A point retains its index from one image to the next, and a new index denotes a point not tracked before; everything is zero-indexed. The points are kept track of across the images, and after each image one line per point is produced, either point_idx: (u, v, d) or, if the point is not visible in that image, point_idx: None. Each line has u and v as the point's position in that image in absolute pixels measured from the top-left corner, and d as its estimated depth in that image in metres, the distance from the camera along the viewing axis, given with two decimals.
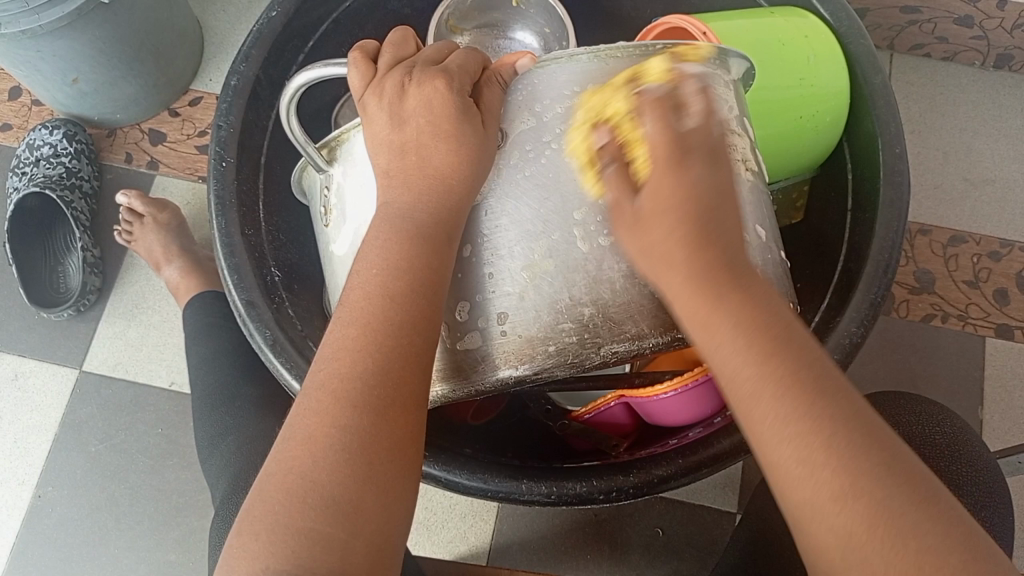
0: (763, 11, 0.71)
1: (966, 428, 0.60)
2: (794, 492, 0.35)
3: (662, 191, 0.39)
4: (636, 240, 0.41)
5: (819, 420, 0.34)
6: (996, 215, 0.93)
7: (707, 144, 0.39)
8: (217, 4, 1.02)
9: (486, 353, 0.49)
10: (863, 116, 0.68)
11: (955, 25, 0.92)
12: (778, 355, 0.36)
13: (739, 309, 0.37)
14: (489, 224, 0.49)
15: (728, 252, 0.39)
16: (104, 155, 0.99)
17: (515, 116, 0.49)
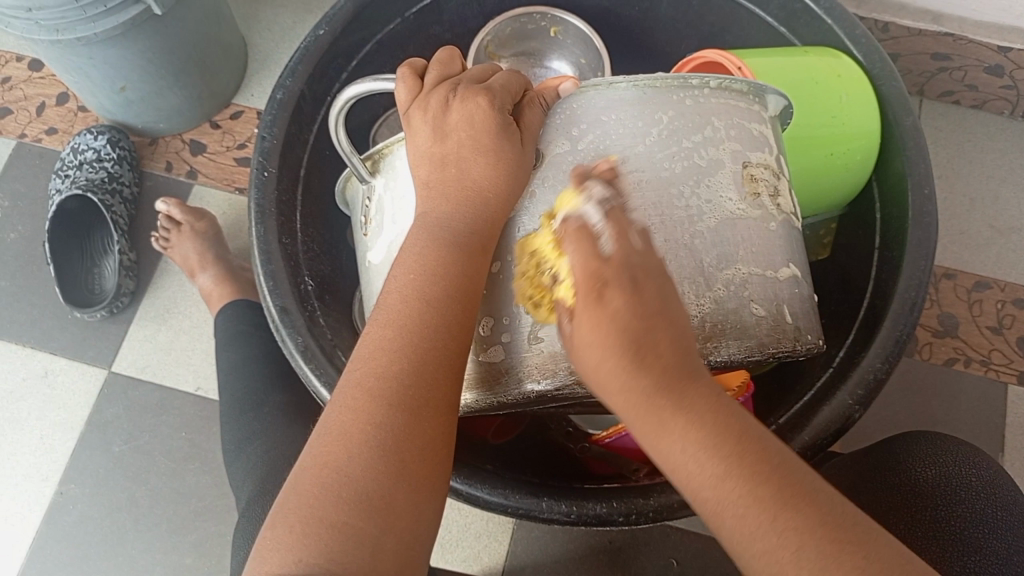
0: (797, 49, 0.72)
1: (998, 470, 0.61)
2: (754, 570, 0.35)
3: (596, 322, 0.36)
4: (575, 340, 0.38)
5: (771, 504, 0.35)
6: (1021, 263, 0.94)
7: (632, 267, 0.37)
8: (261, 23, 1.05)
9: (513, 366, 0.50)
10: (892, 157, 0.69)
11: (985, 74, 0.93)
12: (736, 459, 0.36)
13: (687, 412, 0.36)
14: (521, 240, 0.49)
15: (685, 362, 0.37)
16: (145, 162, 1.01)
17: (552, 138, 0.50)
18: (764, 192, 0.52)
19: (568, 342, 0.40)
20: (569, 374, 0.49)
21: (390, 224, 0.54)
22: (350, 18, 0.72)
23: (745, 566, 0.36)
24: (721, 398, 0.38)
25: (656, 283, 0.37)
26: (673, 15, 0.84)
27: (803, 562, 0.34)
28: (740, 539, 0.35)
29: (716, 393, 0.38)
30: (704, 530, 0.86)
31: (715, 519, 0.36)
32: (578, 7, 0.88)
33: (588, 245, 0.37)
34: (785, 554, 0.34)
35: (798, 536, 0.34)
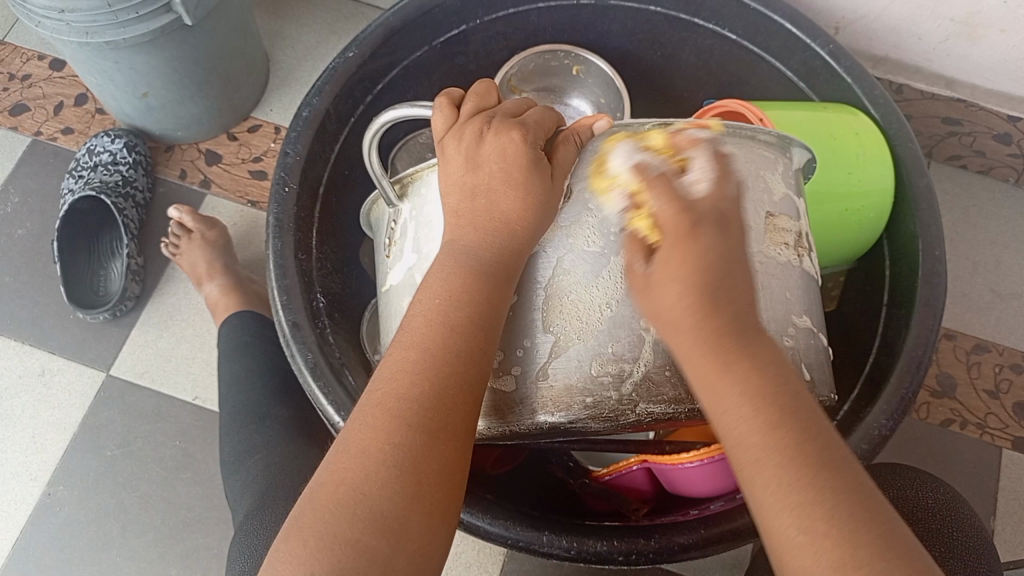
0: (816, 105, 0.73)
1: (961, 501, 0.58)
2: (792, 560, 0.35)
3: (677, 258, 0.39)
4: (648, 300, 0.40)
5: (822, 490, 0.35)
6: (1020, 328, 0.95)
7: (716, 209, 0.40)
8: (285, 41, 1.06)
9: (526, 395, 0.50)
10: (905, 216, 0.70)
11: (994, 141, 0.95)
12: (783, 427, 0.37)
13: (747, 380, 0.38)
14: (545, 275, 0.50)
15: (744, 321, 0.39)
16: (160, 168, 1.02)
17: (578, 176, 0.51)
18: (784, 243, 0.53)
19: (639, 284, 0.41)
20: (582, 408, 0.50)
21: (412, 250, 0.54)
22: (380, 43, 0.73)
23: (784, 565, 0.36)
24: (784, 372, 0.39)
25: (718, 230, 0.40)
26: (694, 62, 0.85)
27: (841, 555, 0.34)
28: (778, 517, 0.36)
29: (779, 361, 0.39)
30: (695, 574, 0.86)
31: (756, 500, 0.37)
32: (603, 48, 0.89)
33: (675, 191, 0.41)
34: (828, 547, 0.34)
35: (839, 532, 0.35)
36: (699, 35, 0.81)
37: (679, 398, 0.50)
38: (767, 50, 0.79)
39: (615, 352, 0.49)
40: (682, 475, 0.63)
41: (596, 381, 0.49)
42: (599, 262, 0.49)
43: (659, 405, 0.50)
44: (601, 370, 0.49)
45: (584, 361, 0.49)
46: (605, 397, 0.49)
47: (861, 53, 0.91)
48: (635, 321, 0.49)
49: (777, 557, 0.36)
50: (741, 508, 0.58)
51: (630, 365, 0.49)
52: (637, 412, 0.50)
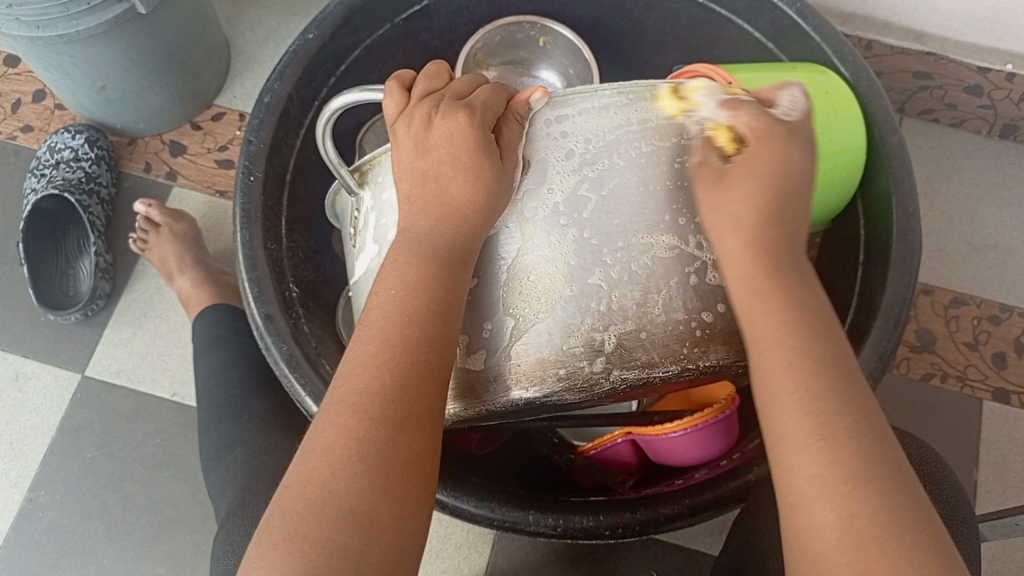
0: (785, 66, 0.72)
1: (932, 451, 0.58)
2: (802, 468, 0.38)
3: (762, 158, 0.44)
4: (712, 204, 0.45)
5: (849, 409, 0.39)
6: (996, 279, 0.95)
7: (795, 133, 0.46)
8: (245, 25, 1.04)
9: (498, 372, 0.50)
10: (879, 173, 0.69)
11: (965, 93, 0.95)
12: (817, 342, 0.40)
13: (783, 293, 0.42)
14: (508, 254, 0.49)
15: (789, 248, 0.44)
16: (123, 162, 1.00)
17: (536, 147, 0.49)
18: None
19: (710, 187, 0.46)
20: (556, 380, 0.49)
21: (373, 240, 0.53)
22: (340, 22, 0.71)
23: (791, 471, 0.39)
24: (815, 298, 0.43)
25: (807, 152, 0.45)
26: (661, 27, 0.84)
27: (850, 467, 0.37)
28: (796, 425, 0.39)
29: (815, 296, 0.43)
30: (684, 541, 0.87)
31: (773, 406, 0.40)
32: (567, 18, 0.88)
33: (767, 120, 0.45)
34: (842, 455, 0.37)
35: (855, 447, 0.38)
36: (665, 0, 0.80)
37: (652, 362, 0.50)
38: (734, 12, 0.77)
39: (586, 324, 0.48)
40: (666, 445, 0.63)
41: (569, 354, 0.49)
42: (559, 237, 0.48)
43: (633, 370, 0.50)
44: (572, 343, 0.49)
45: (554, 335, 0.49)
46: (579, 367, 0.49)
47: (829, 10, 0.90)
48: (601, 292, 0.48)
49: (786, 465, 0.39)
50: (724, 474, 0.58)
51: (600, 335, 0.49)
52: (611, 379, 0.50)
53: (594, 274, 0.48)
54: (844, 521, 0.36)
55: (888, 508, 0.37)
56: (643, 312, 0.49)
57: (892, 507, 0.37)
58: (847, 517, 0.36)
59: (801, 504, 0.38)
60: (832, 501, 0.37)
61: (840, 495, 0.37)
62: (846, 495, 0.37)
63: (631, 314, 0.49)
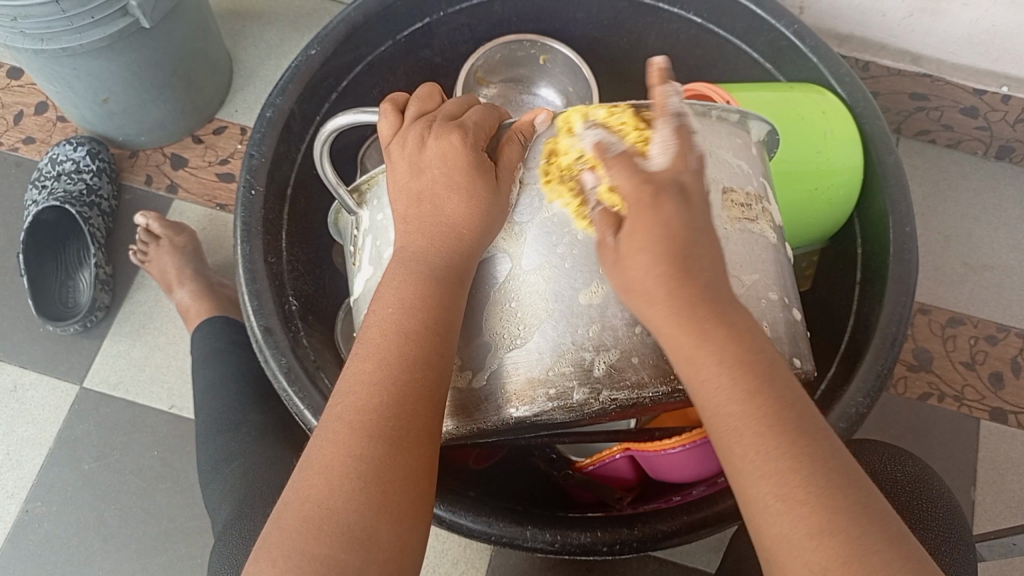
0: (783, 85, 0.73)
1: (927, 469, 0.58)
2: (770, 524, 0.37)
3: (646, 224, 0.41)
4: (620, 274, 0.42)
5: (801, 457, 0.37)
6: (993, 300, 0.96)
7: (675, 180, 0.42)
8: (248, 40, 1.05)
9: (490, 391, 0.49)
10: (875, 194, 0.70)
11: (961, 115, 0.96)
12: (762, 394, 0.38)
13: (722, 350, 0.39)
14: (501, 273, 0.49)
15: (723, 296, 0.41)
16: (125, 175, 1.00)
17: (532, 169, 0.49)
18: (746, 216, 0.52)
19: (611, 254, 0.43)
20: (546, 400, 0.48)
21: (369, 261, 0.54)
22: (342, 39, 0.71)
23: (760, 523, 0.37)
24: (760, 342, 0.40)
25: (681, 197, 0.42)
26: (660, 46, 0.85)
27: (818, 520, 0.36)
28: (756, 487, 0.37)
29: (756, 332, 0.41)
30: (681, 559, 0.86)
31: (733, 468, 0.38)
32: (568, 37, 0.89)
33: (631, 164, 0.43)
34: (807, 509, 0.36)
35: (819, 500, 0.36)
36: (664, 20, 0.81)
37: (642, 383, 0.48)
38: (732, 32, 0.78)
39: (574, 343, 0.47)
40: (663, 461, 0.63)
41: (558, 374, 0.48)
42: (550, 257, 0.48)
43: (623, 391, 0.48)
44: (560, 363, 0.47)
45: (544, 354, 0.47)
46: (568, 388, 0.48)
47: (826, 31, 0.91)
48: (590, 312, 0.47)
49: (755, 524, 0.38)
50: (721, 492, 0.58)
51: (590, 354, 0.47)
52: (600, 400, 0.48)
53: (580, 295, 0.47)
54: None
55: (861, 559, 0.35)
56: (634, 329, 0.47)
57: (867, 556, 0.35)
58: (821, 570, 0.35)
59: (773, 559, 0.37)
60: (802, 557, 0.36)
61: (808, 550, 0.35)
62: (815, 548, 0.35)
63: (622, 331, 0.47)
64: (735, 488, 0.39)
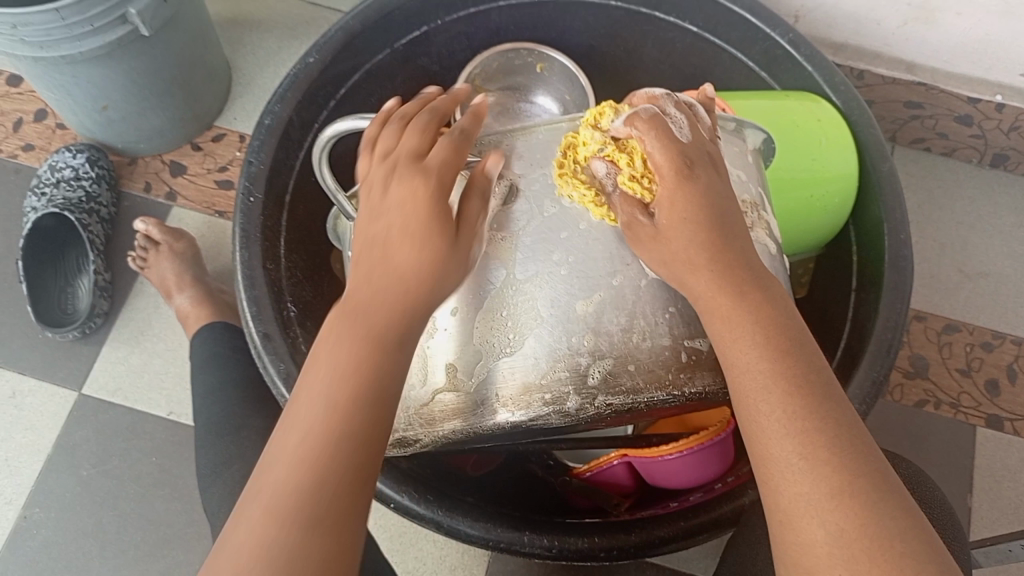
0: (777, 93, 0.74)
1: (920, 474, 0.58)
2: (789, 483, 0.37)
3: (682, 201, 0.42)
4: (656, 254, 0.44)
5: (824, 419, 0.38)
6: (989, 307, 0.96)
7: (704, 157, 0.44)
8: (247, 48, 1.06)
9: (482, 395, 0.48)
10: (869, 200, 0.71)
11: (955, 123, 0.96)
12: (789, 356, 0.40)
13: (755, 313, 0.41)
14: (494, 276, 0.48)
15: (751, 267, 0.43)
16: (124, 182, 1.00)
17: (529, 176, 0.49)
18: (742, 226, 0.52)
19: (643, 236, 0.44)
20: (542, 405, 0.48)
21: None
22: (341, 47, 0.72)
23: (777, 482, 0.38)
24: (788, 314, 0.42)
25: (712, 170, 0.44)
26: (657, 55, 0.86)
27: (837, 480, 0.36)
28: (779, 446, 0.38)
29: (786, 301, 0.43)
30: (679, 565, 0.87)
31: (754, 427, 0.39)
32: (565, 45, 0.89)
33: (665, 138, 0.44)
34: (827, 469, 0.37)
35: (840, 461, 0.37)
36: (662, 29, 0.82)
37: (637, 388, 0.48)
38: (728, 41, 0.79)
39: (570, 347, 0.47)
40: (661, 467, 0.64)
41: (554, 378, 0.47)
42: (546, 264, 0.48)
43: (618, 396, 0.48)
44: (556, 367, 0.47)
45: (540, 358, 0.47)
46: (564, 393, 0.48)
47: (822, 40, 0.92)
48: (585, 318, 0.47)
49: (773, 484, 0.38)
50: (719, 497, 0.59)
51: (587, 360, 0.47)
52: (595, 405, 0.48)
53: (576, 302, 0.47)
54: (834, 538, 0.35)
55: (879, 522, 0.36)
56: (629, 335, 0.47)
57: (885, 519, 0.36)
58: (837, 531, 0.36)
59: (787, 521, 0.37)
60: (821, 518, 0.36)
61: (828, 511, 0.36)
62: (834, 509, 0.36)
63: (617, 337, 0.47)
64: (751, 449, 0.39)
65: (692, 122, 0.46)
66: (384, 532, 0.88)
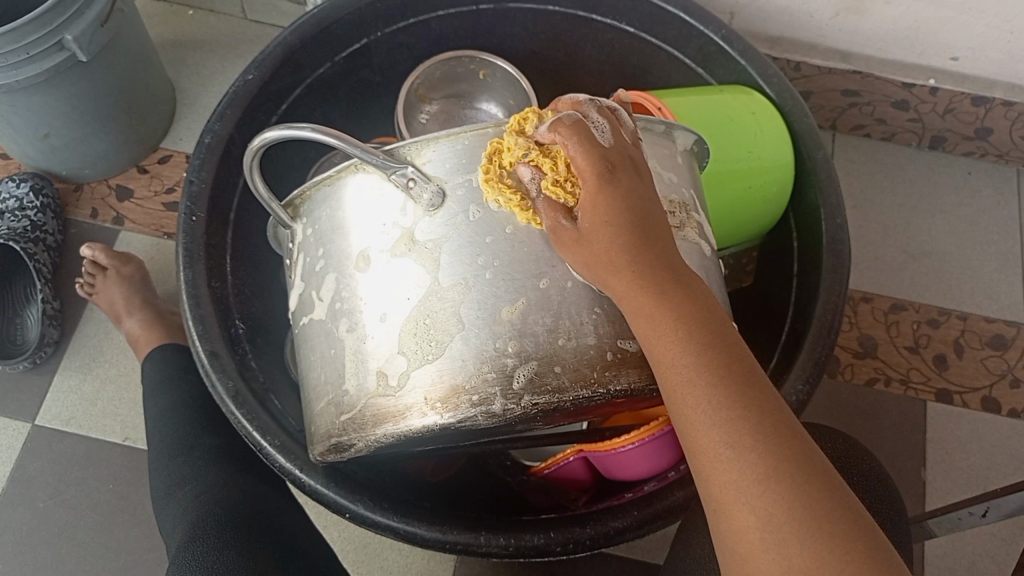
0: (713, 88, 0.75)
1: (862, 449, 0.59)
2: (720, 472, 0.38)
3: (603, 203, 0.43)
4: (582, 257, 0.44)
5: (748, 407, 0.39)
6: (934, 285, 0.98)
7: (625, 157, 0.44)
8: (190, 68, 1.05)
9: (411, 399, 0.48)
10: (807, 188, 0.72)
11: (893, 108, 0.99)
12: (712, 347, 0.40)
13: (678, 308, 0.42)
14: (421, 286, 0.49)
15: (673, 260, 0.43)
16: (70, 209, 0.99)
17: (454, 181, 0.49)
18: (673, 224, 0.53)
19: (569, 240, 0.44)
20: (470, 406, 0.47)
21: (303, 276, 0.55)
22: (279, 63, 0.72)
23: (711, 473, 0.39)
24: (712, 304, 0.43)
25: (633, 169, 0.44)
26: (596, 56, 0.87)
27: (762, 465, 0.38)
28: (708, 438, 0.39)
29: (710, 292, 0.43)
30: (642, 556, 0.87)
31: (684, 421, 0.40)
32: (505, 51, 0.90)
33: (587, 142, 0.43)
34: (753, 456, 0.38)
35: (765, 447, 0.38)
36: (599, 30, 0.83)
37: (563, 387, 0.47)
38: (663, 39, 0.80)
39: (497, 348, 0.47)
40: (615, 460, 0.65)
41: (481, 378, 0.47)
42: (470, 270, 0.48)
43: (545, 396, 0.47)
44: (483, 367, 0.47)
45: (468, 360, 0.47)
46: (491, 393, 0.47)
47: (757, 34, 0.94)
48: (511, 317, 0.47)
49: (706, 474, 0.39)
50: (669, 486, 0.60)
51: (513, 361, 0.47)
52: (521, 406, 0.47)
53: (502, 305, 0.47)
54: (763, 521, 0.37)
55: (804, 502, 0.37)
56: (554, 334, 0.47)
57: (812, 500, 0.37)
58: (766, 515, 0.37)
59: (722, 509, 0.39)
60: (750, 503, 0.37)
61: (756, 496, 0.37)
62: (762, 494, 0.37)
63: (543, 336, 0.47)
64: (685, 442, 0.41)
65: (615, 125, 0.46)
66: (348, 544, 0.88)
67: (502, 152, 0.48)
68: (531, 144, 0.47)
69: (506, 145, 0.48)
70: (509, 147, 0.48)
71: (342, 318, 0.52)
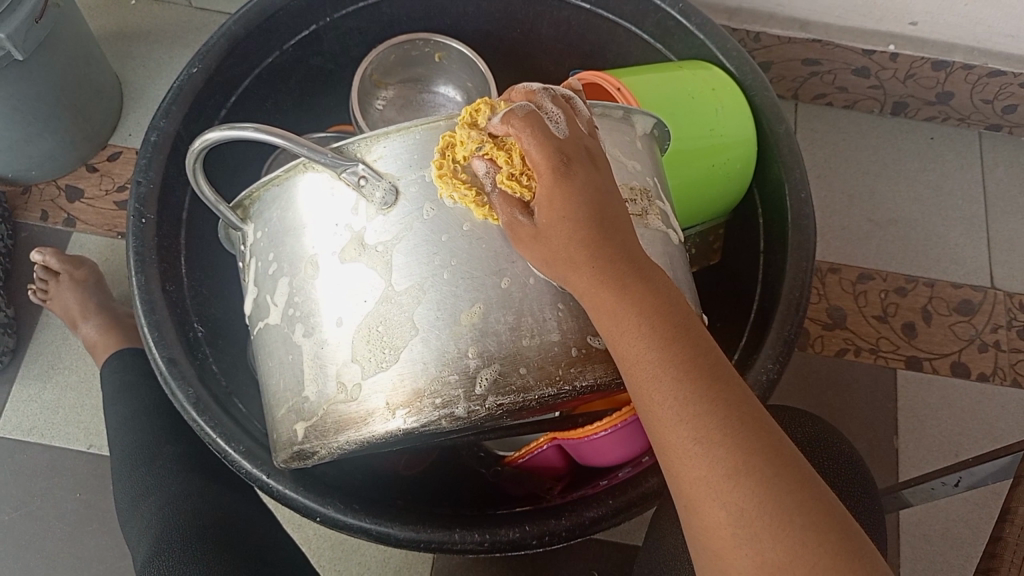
0: (672, 65, 0.73)
1: (831, 428, 0.59)
2: (689, 469, 0.38)
3: (559, 197, 0.41)
4: (540, 253, 0.43)
5: (715, 401, 0.38)
6: (901, 252, 0.99)
7: (581, 148, 0.43)
8: (136, 60, 1.02)
9: (374, 404, 0.47)
10: (771, 163, 0.72)
11: (853, 76, 0.98)
12: (676, 341, 0.40)
13: (640, 302, 0.41)
14: (377, 288, 0.47)
15: (634, 252, 0.42)
16: (19, 213, 0.96)
17: (406, 179, 0.47)
18: (633, 212, 0.52)
19: (527, 236, 0.43)
20: (433, 410, 0.46)
21: (257, 280, 0.53)
22: (224, 54, 0.70)
23: (680, 469, 0.38)
24: (675, 296, 0.42)
25: (589, 160, 0.43)
26: (553, 35, 0.85)
27: (731, 460, 0.37)
28: (675, 435, 0.38)
29: (672, 284, 0.43)
30: (620, 538, 0.87)
31: (652, 418, 0.39)
32: (460, 32, 0.88)
33: (541, 134, 0.42)
34: (722, 451, 0.37)
35: (734, 441, 0.37)
36: (554, 8, 0.81)
37: (528, 386, 0.46)
38: (621, 16, 0.78)
39: (458, 349, 0.46)
40: (587, 448, 0.64)
41: (444, 381, 0.46)
42: (426, 271, 0.47)
43: (509, 396, 0.46)
44: (445, 370, 0.46)
45: (429, 363, 0.46)
46: (454, 395, 0.46)
47: (715, 6, 0.93)
48: (472, 317, 0.46)
49: (675, 471, 0.39)
50: (642, 473, 0.59)
51: (475, 362, 0.46)
52: (486, 407, 0.46)
53: (463, 305, 0.46)
54: (735, 517, 0.36)
55: (776, 495, 0.36)
56: (517, 333, 0.46)
57: (783, 493, 0.36)
58: (738, 510, 0.36)
59: (692, 506, 0.38)
60: (720, 499, 0.37)
61: (726, 492, 0.37)
62: (732, 489, 0.37)
63: (505, 336, 0.46)
64: (653, 438, 0.40)
65: (569, 114, 0.44)
66: (323, 542, 0.87)
67: (454, 146, 0.46)
68: (483, 136, 0.45)
69: (458, 139, 0.46)
70: (462, 141, 0.46)
71: (297, 323, 0.50)
